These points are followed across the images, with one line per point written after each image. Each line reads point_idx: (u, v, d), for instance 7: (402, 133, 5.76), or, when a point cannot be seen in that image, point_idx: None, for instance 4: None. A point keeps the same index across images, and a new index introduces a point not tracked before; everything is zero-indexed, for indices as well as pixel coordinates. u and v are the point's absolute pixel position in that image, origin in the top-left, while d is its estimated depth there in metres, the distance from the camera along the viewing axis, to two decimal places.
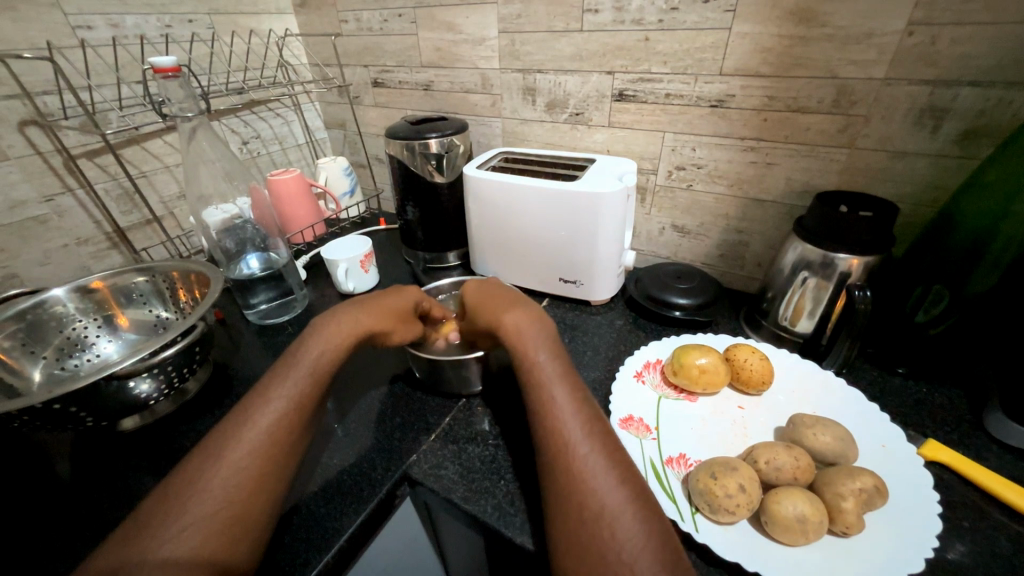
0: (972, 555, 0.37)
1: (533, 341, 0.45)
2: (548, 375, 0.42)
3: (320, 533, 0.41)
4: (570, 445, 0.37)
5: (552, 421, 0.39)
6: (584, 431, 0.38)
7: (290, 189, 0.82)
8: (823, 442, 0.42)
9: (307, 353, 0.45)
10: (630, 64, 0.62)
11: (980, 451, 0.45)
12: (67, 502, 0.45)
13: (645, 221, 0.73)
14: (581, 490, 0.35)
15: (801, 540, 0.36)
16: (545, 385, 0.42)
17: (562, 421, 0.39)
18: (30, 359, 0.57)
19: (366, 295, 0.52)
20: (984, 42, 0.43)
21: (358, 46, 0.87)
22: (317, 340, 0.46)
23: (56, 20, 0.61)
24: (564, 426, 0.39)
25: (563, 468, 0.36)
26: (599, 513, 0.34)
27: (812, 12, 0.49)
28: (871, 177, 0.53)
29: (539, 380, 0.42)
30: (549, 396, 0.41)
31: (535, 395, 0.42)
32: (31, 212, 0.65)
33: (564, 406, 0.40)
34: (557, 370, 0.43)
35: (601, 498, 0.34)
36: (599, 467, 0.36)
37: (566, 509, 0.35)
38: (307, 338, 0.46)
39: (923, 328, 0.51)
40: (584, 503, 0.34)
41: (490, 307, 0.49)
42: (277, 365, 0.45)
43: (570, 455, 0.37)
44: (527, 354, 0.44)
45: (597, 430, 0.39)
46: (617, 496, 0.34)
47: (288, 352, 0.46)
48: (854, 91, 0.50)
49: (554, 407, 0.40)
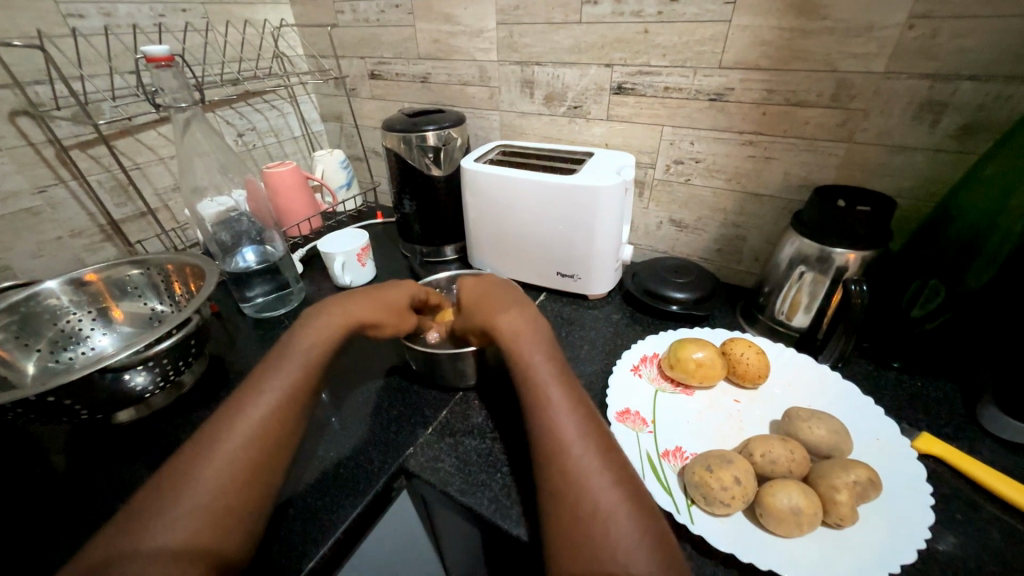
0: (964, 546, 0.38)
1: (529, 341, 0.45)
2: (544, 374, 0.42)
3: (315, 525, 0.41)
4: (565, 443, 0.38)
5: (548, 419, 0.39)
6: (580, 429, 0.38)
7: (286, 182, 0.81)
8: (818, 435, 0.42)
9: (300, 347, 0.45)
10: (629, 56, 0.61)
11: (974, 444, 0.45)
12: (62, 494, 0.45)
13: (643, 216, 0.73)
14: (576, 488, 0.35)
15: (795, 532, 0.36)
16: (541, 383, 0.42)
17: (557, 420, 0.39)
18: (24, 351, 0.56)
19: (362, 290, 0.52)
20: (985, 35, 0.43)
21: (355, 37, 0.86)
22: (311, 334, 0.45)
23: (47, 8, 0.60)
24: (560, 425, 0.39)
25: (558, 466, 0.37)
26: (594, 511, 0.34)
27: (813, 5, 0.49)
28: (869, 172, 0.53)
29: (534, 379, 0.42)
30: (545, 394, 0.41)
31: (531, 393, 0.42)
32: (23, 203, 0.64)
33: (560, 404, 0.40)
34: (553, 370, 0.43)
35: (596, 496, 0.34)
36: (594, 466, 0.36)
37: (561, 507, 0.35)
38: (300, 332, 0.46)
39: (918, 323, 0.52)
40: (579, 503, 0.34)
41: (485, 306, 0.49)
42: (271, 359, 0.44)
43: (565, 453, 0.37)
44: (523, 354, 0.44)
45: (593, 429, 0.39)
46: (613, 495, 0.35)
47: (281, 346, 0.46)
48: (853, 85, 0.50)
49: (550, 405, 0.40)
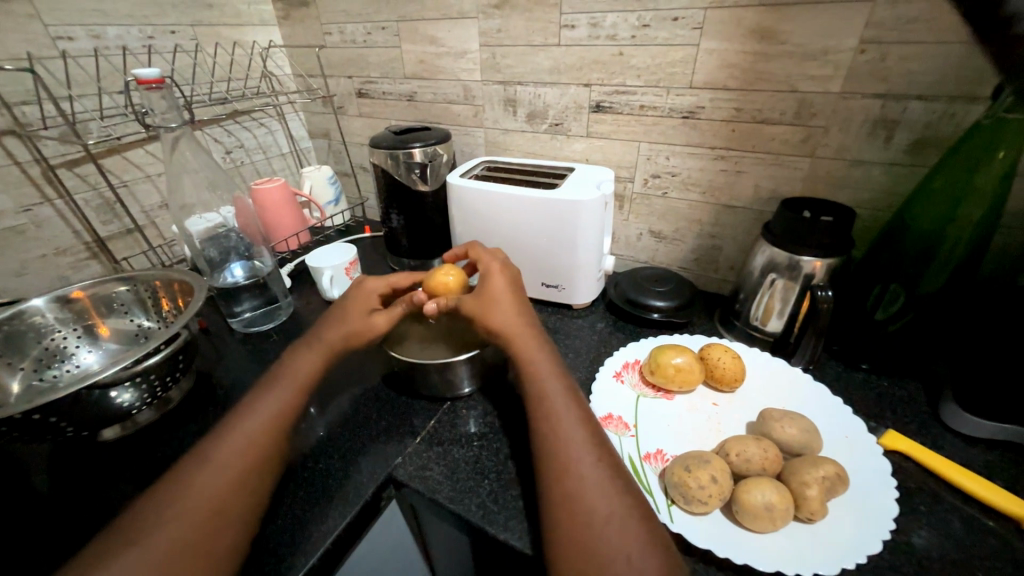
0: (931, 538, 0.39)
1: (542, 355, 0.47)
2: (552, 385, 0.45)
3: (306, 535, 0.41)
4: (569, 453, 0.39)
5: (554, 430, 0.41)
6: (581, 437, 0.41)
7: (273, 199, 0.83)
8: (789, 434, 0.44)
9: (291, 367, 0.48)
10: (606, 77, 0.64)
11: (937, 439, 0.48)
12: (45, 514, 0.45)
13: (624, 227, 0.75)
14: (578, 494, 0.37)
15: (769, 527, 0.38)
16: (548, 393, 0.44)
17: (561, 430, 0.41)
18: (8, 370, 0.56)
19: (339, 299, 0.55)
20: (929, 59, 0.47)
21: (341, 57, 0.88)
22: (300, 356, 0.49)
23: (36, 31, 0.62)
24: (566, 435, 0.41)
25: (563, 474, 0.38)
26: (591, 517, 0.35)
27: (772, 31, 0.52)
28: (832, 184, 0.57)
29: (544, 390, 0.44)
30: (552, 405, 0.43)
31: (536, 403, 0.44)
32: (7, 222, 0.64)
33: (563, 413, 0.42)
34: (557, 382, 0.45)
35: (594, 502, 0.36)
36: (596, 474, 0.38)
37: (566, 514, 0.36)
38: (291, 356, 0.50)
39: (882, 325, 0.55)
40: (581, 509, 0.36)
41: (478, 296, 0.50)
42: (265, 381, 0.47)
43: (570, 463, 0.39)
44: (535, 366, 0.46)
45: (593, 438, 0.41)
46: (614, 501, 0.36)
47: (274, 368, 0.49)
48: (813, 104, 0.54)
49: (555, 415, 0.42)
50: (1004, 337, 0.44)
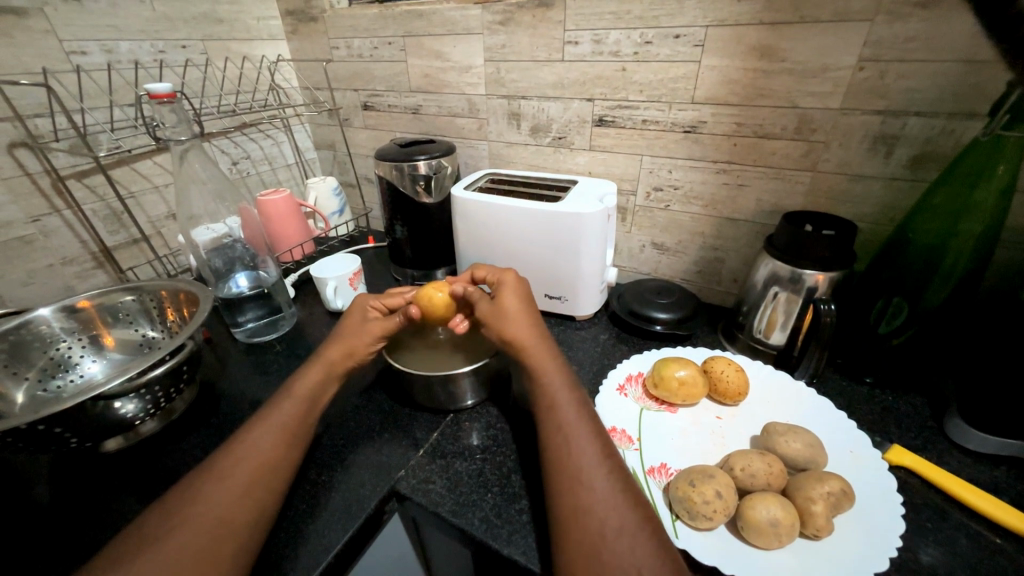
0: (939, 556, 0.39)
1: (553, 365, 0.47)
2: (563, 396, 0.45)
3: (307, 549, 0.41)
4: (580, 465, 0.39)
5: (565, 441, 0.41)
6: (593, 448, 0.41)
7: (279, 210, 0.84)
8: (794, 449, 0.44)
9: (299, 383, 0.49)
10: (608, 92, 0.65)
11: (942, 455, 0.47)
12: (47, 525, 0.45)
13: (627, 239, 0.76)
14: (589, 507, 0.37)
15: (774, 543, 0.37)
16: (559, 405, 0.44)
17: (572, 442, 0.41)
18: (13, 380, 0.56)
19: (343, 317, 0.55)
20: (927, 77, 0.48)
21: (348, 71, 0.89)
22: (309, 372, 0.50)
23: (51, 45, 0.63)
24: (577, 447, 0.41)
25: (574, 486, 0.38)
26: (602, 531, 0.35)
27: (773, 48, 0.53)
28: (834, 198, 0.57)
29: (554, 402, 0.44)
30: (563, 417, 0.43)
31: (548, 415, 0.44)
32: (17, 232, 0.65)
33: (573, 426, 0.42)
34: (567, 392, 0.45)
35: (605, 515, 0.36)
36: (607, 486, 0.38)
37: (577, 527, 0.36)
38: (302, 371, 0.50)
39: (886, 338, 0.55)
40: (591, 522, 0.36)
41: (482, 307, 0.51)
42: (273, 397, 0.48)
43: (581, 476, 0.39)
44: (546, 377, 0.46)
45: (604, 450, 0.41)
46: (626, 514, 0.36)
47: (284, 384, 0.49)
48: (814, 120, 0.54)
49: (567, 427, 0.42)
50: (1010, 352, 0.44)
